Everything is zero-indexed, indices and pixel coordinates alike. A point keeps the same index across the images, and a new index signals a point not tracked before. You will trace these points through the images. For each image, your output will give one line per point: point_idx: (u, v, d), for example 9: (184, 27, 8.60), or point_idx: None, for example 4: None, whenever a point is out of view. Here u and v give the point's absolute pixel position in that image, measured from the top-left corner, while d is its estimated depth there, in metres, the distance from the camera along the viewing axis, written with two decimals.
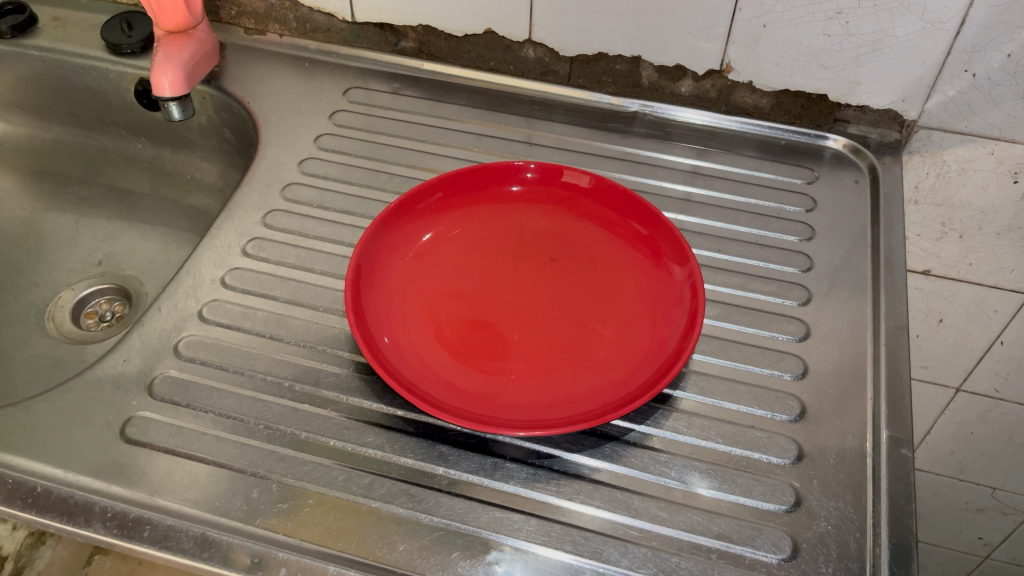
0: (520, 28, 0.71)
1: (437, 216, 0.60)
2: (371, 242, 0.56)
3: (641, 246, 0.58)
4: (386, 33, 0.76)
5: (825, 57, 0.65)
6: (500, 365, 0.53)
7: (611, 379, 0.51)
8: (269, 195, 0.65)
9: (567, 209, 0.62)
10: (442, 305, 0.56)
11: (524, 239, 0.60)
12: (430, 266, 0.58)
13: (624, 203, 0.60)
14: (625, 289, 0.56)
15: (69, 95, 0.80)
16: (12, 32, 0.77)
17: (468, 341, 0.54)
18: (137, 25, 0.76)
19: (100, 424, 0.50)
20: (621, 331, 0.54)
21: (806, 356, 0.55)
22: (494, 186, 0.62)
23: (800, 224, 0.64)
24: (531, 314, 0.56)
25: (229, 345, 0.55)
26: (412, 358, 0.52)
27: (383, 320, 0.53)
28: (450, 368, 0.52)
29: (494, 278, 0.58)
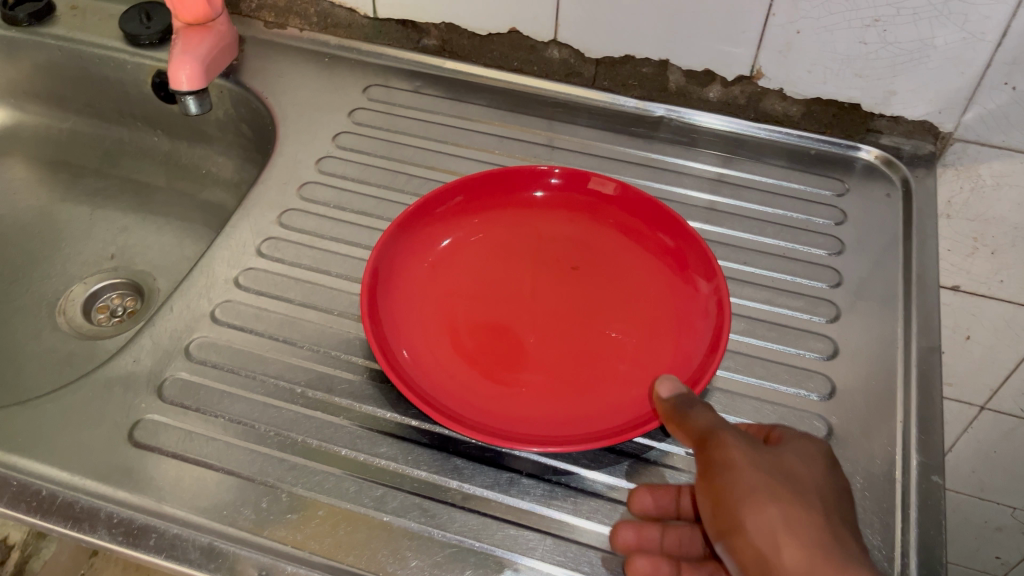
0: (545, 27, 0.69)
1: (457, 220, 0.59)
2: (390, 245, 0.54)
3: (667, 258, 0.57)
4: (406, 30, 0.74)
5: (860, 65, 0.63)
6: (517, 376, 0.51)
7: (631, 395, 0.49)
8: (286, 193, 0.64)
9: (591, 218, 0.60)
10: (460, 314, 0.54)
11: (545, 247, 0.59)
12: (448, 272, 0.56)
13: (651, 213, 0.58)
14: (648, 303, 0.55)
15: (85, 85, 0.79)
16: (29, 21, 0.76)
17: (486, 351, 0.52)
18: (157, 16, 0.75)
19: (108, 426, 0.49)
20: (642, 346, 0.52)
21: (833, 375, 0.54)
22: (518, 191, 0.61)
23: (829, 238, 0.62)
24: (551, 323, 0.54)
25: (241, 347, 0.54)
26: (429, 367, 0.51)
27: (400, 328, 0.52)
28: (467, 378, 0.50)
29: (514, 286, 0.56)
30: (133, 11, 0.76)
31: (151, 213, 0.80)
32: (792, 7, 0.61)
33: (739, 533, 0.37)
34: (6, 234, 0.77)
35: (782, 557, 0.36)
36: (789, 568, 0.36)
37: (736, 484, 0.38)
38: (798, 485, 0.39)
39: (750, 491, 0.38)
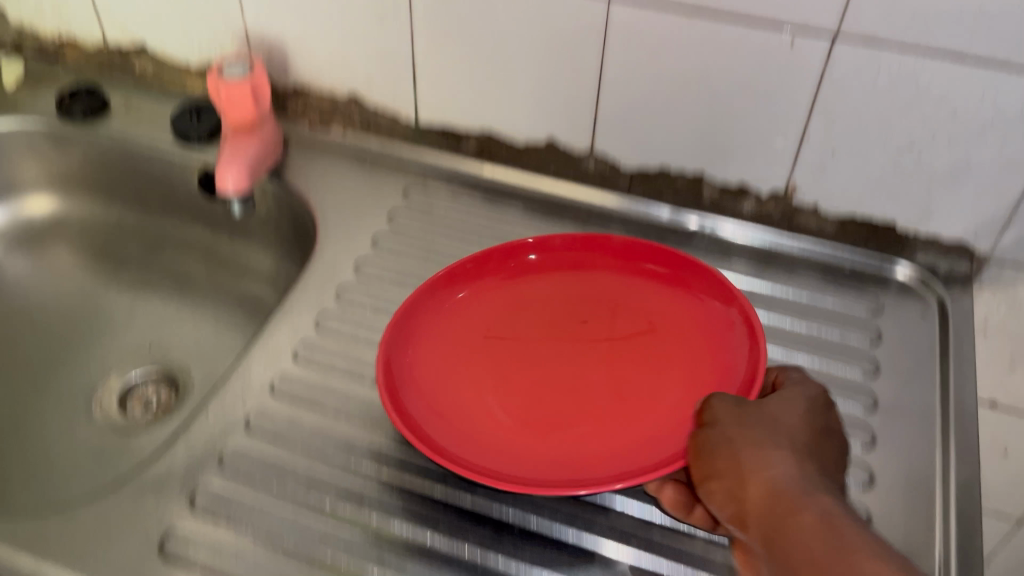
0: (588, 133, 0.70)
1: (466, 305, 0.61)
2: (398, 329, 0.56)
3: (675, 278, 0.62)
4: (445, 136, 0.76)
5: (895, 189, 0.64)
6: (534, 423, 0.54)
7: (668, 423, 0.53)
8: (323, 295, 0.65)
9: (577, 263, 0.64)
10: (481, 373, 0.57)
11: (553, 299, 0.62)
12: (462, 330, 0.59)
13: (653, 254, 0.63)
14: (649, 331, 0.59)
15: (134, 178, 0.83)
16: (84, 114, 0.79)
17: (512, 400, 0.55)
18: (206, 114, 0.78)
19: (139, 535, 0.49)
20: (660, 373, 0.56)
21: (873, 507, 0.53)
22: (503, 270, 0.63)
23: (865, 360, 0.62)
24: (561, 368, 0.57)
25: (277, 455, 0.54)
26: (451, 434, 0.53)
27: (422, 397, 0.55)
28: (491, 435, 0.53)
29: (534, 336, 0.60)
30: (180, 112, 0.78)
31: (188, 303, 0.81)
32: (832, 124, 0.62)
33: (712, 477, 0.46)
34: (48, 324, 0.80)
35: (749, 488, 0.44)
36: (752, 499, 0.44)
37: (715, 434, 0.47)
38: (775, 427, 0.47)
39: (731, 439, 0.47)
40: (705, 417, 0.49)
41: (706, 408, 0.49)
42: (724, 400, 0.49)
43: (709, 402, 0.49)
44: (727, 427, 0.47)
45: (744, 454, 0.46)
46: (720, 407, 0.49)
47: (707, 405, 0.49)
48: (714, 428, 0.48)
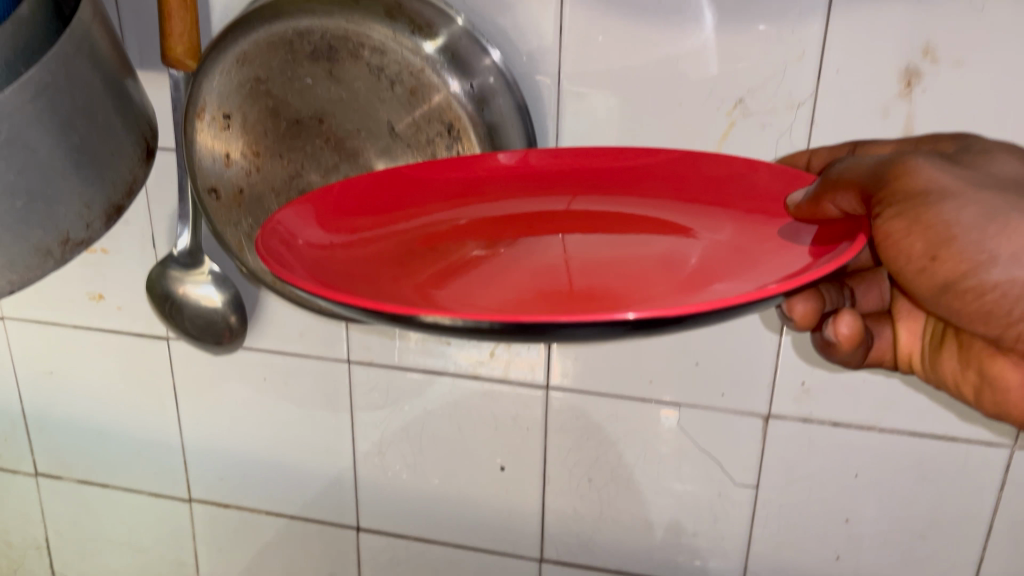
0: (585, 124, 0.66)
1: (364, 215, 0.51)
2: (320, 262, 0.44)
3: (717, 194, 0.54)
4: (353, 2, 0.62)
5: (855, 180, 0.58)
6: (519, 298, 0.44)
7: (750, 276, 0.43)
8: (384, 393, 0.81)
9: (568, 180, 0.57)
10: (393, 280, 0.45)
11: (513, 220, 0.54)
12: (370, 258, 0.47)
13: (676, 169, 0.56)
14: (739, 248, 0.48)
15: (129, 309, 0.85)
16: None
17: (430, 274, 0.47)
18: (193, 327, 0.78)
19: None
20: (718, 262, 0.46)
21: None
22: (477, 172, 0.57)
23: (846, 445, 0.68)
24: (550, 281, 0.46)
25: (390, 505, 0.86)
26: (341, 271, 0.44)
27: (307, 263, 0.43)
28: (386, 279, 0.45)
29: (471, 260, 0.49)
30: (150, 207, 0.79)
31: (214, 391, 0.87)
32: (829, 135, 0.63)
33: (972, 271, 0.42)
34: None
35: (993, 273, 0.41)
36: (999, 283, 0.41)
37: (943, 206, 0.42)
38: (980, 184, 0.43)
39: (965, 212, 0.42)
40: (908, 188, 0.42)
41: (903, 178, 0.43)
42: (926, 167, 0.43)
43: (907, 172, 0.43)
44: (962, 198, 0.42)
45: (976, 235, 0.41)
46: (929, 176, 0.43)
47: (858, 174, 0.44)
48: (947, 204, 0.42)
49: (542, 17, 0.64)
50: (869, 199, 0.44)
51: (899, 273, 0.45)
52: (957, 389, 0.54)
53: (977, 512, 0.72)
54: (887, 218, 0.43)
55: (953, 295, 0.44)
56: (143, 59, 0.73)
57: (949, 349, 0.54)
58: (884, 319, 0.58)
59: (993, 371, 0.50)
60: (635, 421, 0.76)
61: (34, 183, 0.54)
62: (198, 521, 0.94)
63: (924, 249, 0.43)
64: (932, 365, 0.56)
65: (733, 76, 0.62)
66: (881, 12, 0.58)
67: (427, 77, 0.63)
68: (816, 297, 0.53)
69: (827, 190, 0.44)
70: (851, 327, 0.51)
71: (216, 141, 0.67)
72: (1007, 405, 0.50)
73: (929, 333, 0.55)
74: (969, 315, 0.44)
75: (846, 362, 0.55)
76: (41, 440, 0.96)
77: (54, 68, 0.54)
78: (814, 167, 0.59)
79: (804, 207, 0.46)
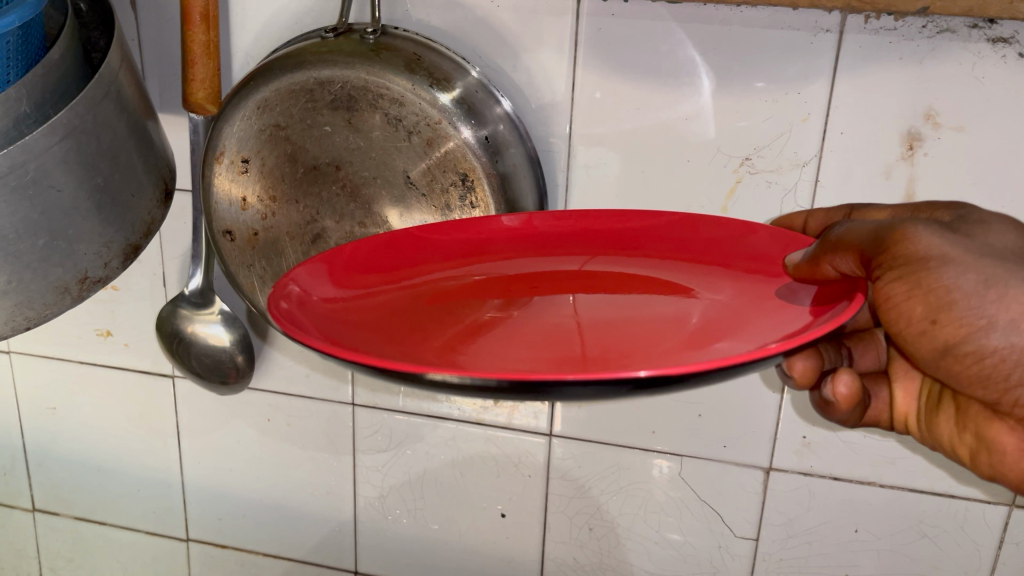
0: (595, 177, 0.68)
1: (374, 276, 0.52)
2: (332, 322, 0.45)
3: (715, 254, 0.55)
4: (373, 46, 0.64)
5: None
6: (525, 357, 0.44)
7: (750, 334, 0.44)
8: (387, 437, 0.82)
9: (574, 241, 0.58)
10: (405, 338, 0.45)
11: (519, 275, 0.55)
12: (382, 316, 0.48)
13: (675, 232, 0.57)
14: (740, 306, 0.49)
15: (136, 347, 0.86)
16: None
17: (440, 329, 0.47)
18: (202, 368, 0.78)
19: None
20: (720, 321, 0.47)
21: None
22: (483, 233, 0.57)
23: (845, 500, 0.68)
24: (556, 337, 0.46)
25: (388, 550, 0.86)
26: (351, 330, 0.45)
27: (321, 326, 0.44)
28: (398, 337, 0.45)
29: (481, 315, 0.49)
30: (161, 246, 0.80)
31: (216, 431, 0.87)
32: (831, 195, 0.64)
33: (970, 338, 0.43)
34: None
35: (991, 338, 0.43)
36: (997, 347, 0.43)
37: (941, 274, 0.42)
38: (977, 249, 0.43)
39: (961, 282, 0.42)
40: (907, 254, 0.43)
41: (902, 243, 0.43)
42: (924, 232, 0.43)
43: (907, 236, 0.43)
44: (961, 264, 0.42)
45: (971, 303, 0.42)
46: (928, 243, 0.43)
47: (859, 237, 0.44)
48: (947, 270, 0.42)
49: (555, 75, 0.66)
50: (868, 263, 0.44)
51: (899, 335, 0.45)
52: (953, 451, 0.54)
53: (976, 568, 0.72)
54: (889, 283, 0.44)
55: (952, 358, 0.44)
56: (164, 102, 0.75)
57: (946, 411, 0.54)
58: (881, 379, 0.58)
59: (989, 437, 0.50)
60: (637, 471, 0.77)
61: (56, 223, 0.56)
62: (193, 561, 0.94)
63: (925, 313, 0.43)
64: (928, 427, 0.56)
65: (740, 135, 0.64)
66: (884, 81, 0.60)
67: (443, 128, 0.64)
68: (813, 357, 0.53)
69: (826, 252, 0.45)
70: (848, 386, 0.51)
71: (233, 186, 0.69)
72: (1002, 466, 0.50)
73: (925, 395, 0.56)
74: (966, 378, 0.45)
75: (844, 422, 0.54)
76: (39, 475, 0.95)
77: (82, 113, 0.55)
78: (811, 229, 0.58)
79: (803, 266, 0.47)
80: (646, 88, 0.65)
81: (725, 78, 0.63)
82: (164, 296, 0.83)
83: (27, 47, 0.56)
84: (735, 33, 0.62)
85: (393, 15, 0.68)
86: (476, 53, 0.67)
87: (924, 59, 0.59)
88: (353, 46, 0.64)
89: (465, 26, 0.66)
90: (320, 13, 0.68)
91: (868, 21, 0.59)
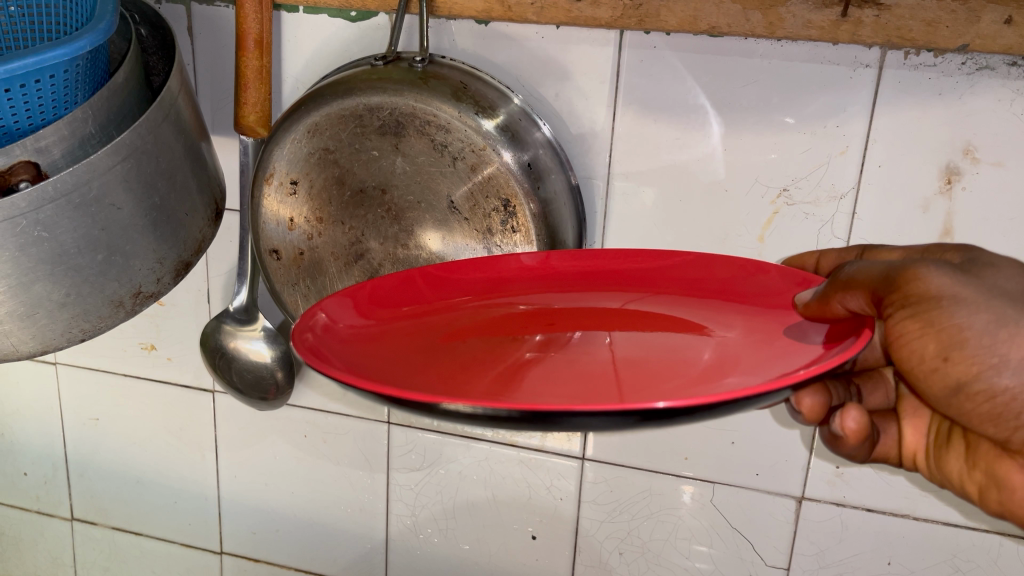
0: (633, 203, 0.69)
1: (396, 309, 0.54)
2: (355, 351, 0.47)
3: (728, 292, 0.55)
4: (420, 72, 0.66)
5: None
6: (553, 394, 0.45)
7: (761, 371, 0.45)
8: (420, 456, 0.83)
9: (596, 279, 0.59)
10: (440, 371, 0.47)
11: (549, 310, 0.56)
12: (407, 347, 0.50)
13: (690, 272, 0.58)
14: (750, 343, 0.49)
15: (178, 361, 0.88)
16: None
17: (477, 362, 0.48)
18: (240, 379, 0.79)
19: None
20: (732, 358, 0.48)
21: None
22: (501, 272, 0.59)
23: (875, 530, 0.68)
24: (583, 374, 0.47)
25: (420, 568, 0.87)
26: (382, 364, 0.46)
27: (352, 361, 0.45)
28: (429, 371, 0.46)
29: (517, 347, 0.51)
30: (206, 266, 0.83)
31: (254, 445, 0.89)
32: (866, 227, 0.65)
33: (981, 378, 0.43)
34: None
35: (1003, 378, 0.43)
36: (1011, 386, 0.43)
37: (954, 316, 0.42)
38: (988, 288, 0.43)
39: (972, 321, 0.42)
40: (919, 292, 0.43)
41: (914, 282, 0.43)
42: (933, 271, 0.43)
43: (918, 276, 0.43)
44: (973, 303, 0.42)
45: (983, 342, 0.42)
46: (939, 281, 0.43)
47: (871, 276, 0.45)
48: (959, 309, 0.42)
49: (597, 102, 0.67)
50: (880, 302, 0.44)
51: (911, 371, 0.46)
52: (961, 487, 0.54)
53: None
54: (904, 325, 0.44)
55: (963, 396, 0.45)
56: (215, 124, 0.78)
57: (955, 448, 0.54)
58: (890, 416, 0.58)
59: (999, 473, 0.50)
60: (668, 497, 0.77)
61: (115, 239, 0.58)
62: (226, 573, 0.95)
63: (937, 351, 0.44)
64: (937, 464, 0.56)
65: (778, 167, 0.65)
66: (921, 117, 0.61)
67: (487, 154, 0.66)
68: (820, 394, 0.52)
69: (838, 290, 0.46)
70: (857, 421, 0.51)
71: (282, 207, 0.71)
72: (1010, 504, 0.51)
73: (933, 432, 0.56)
74: (976, 416, 0.45)
75: (852, 456, 0.54)
76: (79, 485, 0.97)
77: (143, 133, 0.57)
78: (824, 268, 0.59)
79: (813, 305, 0.48)
80: (687, 116, 0.66)
81: (763, 110, 0.64)
82: (207, 311, 0.85)
83: (93, 70, 0.59)
84: (775, 66, 0.63)
85: (440, 43, 0.70)
86: (519, 81, 0.69)
87: (963, 95, 0.60)
88: (402, 73, 0.66)
89: (509, 56, 0.68)
90: (369, 43, 0.70)
91: (908, 57, 0.60)
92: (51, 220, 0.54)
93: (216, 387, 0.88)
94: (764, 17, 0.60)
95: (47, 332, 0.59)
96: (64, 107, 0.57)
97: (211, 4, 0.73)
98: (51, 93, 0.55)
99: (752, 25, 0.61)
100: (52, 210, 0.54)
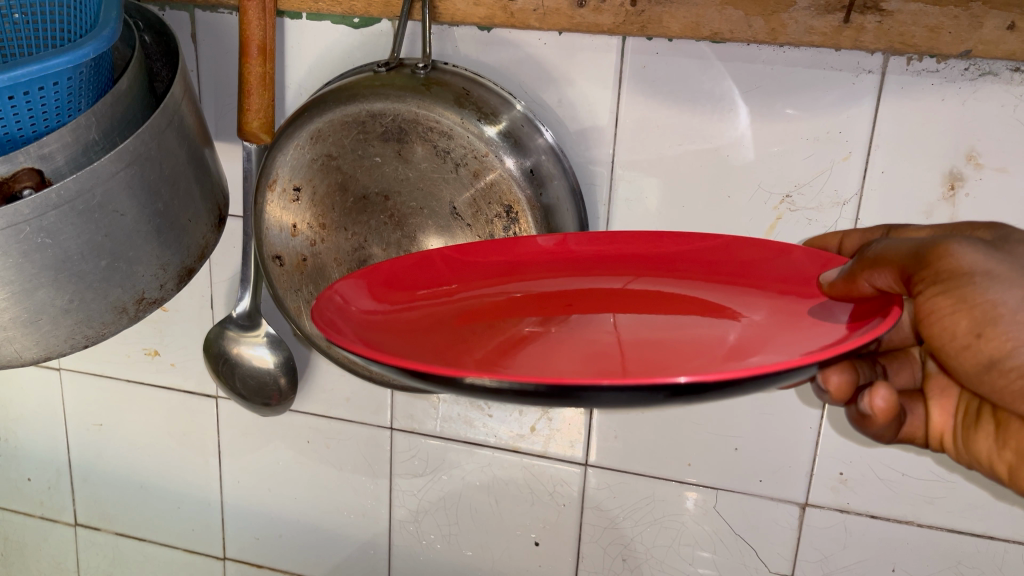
0: (633, 206, 0.69)
1: (412, 290, 0.54)
2: (372, 330, 0.47)
3: (751, 275, 0.56)
4: (421, 78, 0.66)
5: None
6: (567, 368, 0.45)
7: (786, 349, 0.45)
8: (423, 462, 0.83)
9: (611, 263, 0.59)
10: (454, 348, 0.47)
11: (563, 293, 0.56)
12: (422, 325, 0.50)
13: (711, 255, 0.58)
14: (776, 325, 0.49)
15: (182, 367, 0.88)
16: None
17: (487, 341, 0.48)
18: (241, 384, 0.79)
19: None
20: (757, 338, 0.48)
21: None
22: (518, 256, 0.59)
23: None
24: (597, 351, 0.47)
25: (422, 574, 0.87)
26: (399, 340, 0.46)
27: (369, 337, 0.45)
28: (443, 347, 0.46)
29: (529, 328, 0.50)
30: (211, 272, 0.83)
31: (257, 451, 0.89)
32: None
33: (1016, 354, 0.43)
34: None
35: None
36: None
37: (989, 291, 0.42)
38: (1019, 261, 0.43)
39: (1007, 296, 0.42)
40: (950, 269, 0.43)
41: (944, 258, 0.43)
42: (966, 248, 0.43)
43: (949, 253, 0.43)
44: (1007, 280, 0.42)
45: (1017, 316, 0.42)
46: (971, 258, 0.43)
47: (900, 253, 0.45)
48: (992, 285, 0.42)
49: (599, 110, 0.67)
50: (909, 279, 0.44)
51: (942, 349, 0.46)
52: (991, 468, 0.53)
53: None
54: (935, 303, 0.44)
55: (996, 372, 0.45)
56: (219, 130, 0.78)
57: (985, 428, 0.53)
58: (917, 397, 0.58)
59: None
60: (671, 504, 0.77)
61: (118, 246, 0.58)
62: None
63: (969, 327, 0.44)
64: (965, 444, 0.55)
65: (782, 174, 0.65)
66: (925, 122, 0.61)
67: (490, 161, 0.66)
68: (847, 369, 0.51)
69: (864, 268, 0.45)
70: (886, 399, 0.50)
71: (285, 213, 0.71)
72: None
73: (962, 411, 0.56)
74: (1008, 394, 0.45)
75: (878, 437, 0.54)
76: (83, 490, 0.98)
77: (147, 140, 0.58)
78: (847, 248, 0.58)
79: (839, 283, 0.48)
80: (691, 121, 0.66)
81: (767, 116, 0.64)
82: (211, 317, 0.85)
83: (96, 77, 0.59)
84: (777, 72, 0.63)
85: (443, 50, 0.70)
86: (522, 88, 0.69)
87: (966, 100, 0.60)
88: (404, 80, 0.66)
89: (513, 62, 0.68)
90: (372, 48, 0.71)
91: (910, 63, 0.60)
92: (54, 227, 0.54)
93: (219, 393, 0.88)
94: (766, 23, 0.60)
95: (49, 338, 0.59)
96: (67, 114, 0.57)
97: (214, 11, 0.73)
98: (54, 101, 0.55)
99: (754, 31, 0.61)
100: (55, 218, 0.54)
